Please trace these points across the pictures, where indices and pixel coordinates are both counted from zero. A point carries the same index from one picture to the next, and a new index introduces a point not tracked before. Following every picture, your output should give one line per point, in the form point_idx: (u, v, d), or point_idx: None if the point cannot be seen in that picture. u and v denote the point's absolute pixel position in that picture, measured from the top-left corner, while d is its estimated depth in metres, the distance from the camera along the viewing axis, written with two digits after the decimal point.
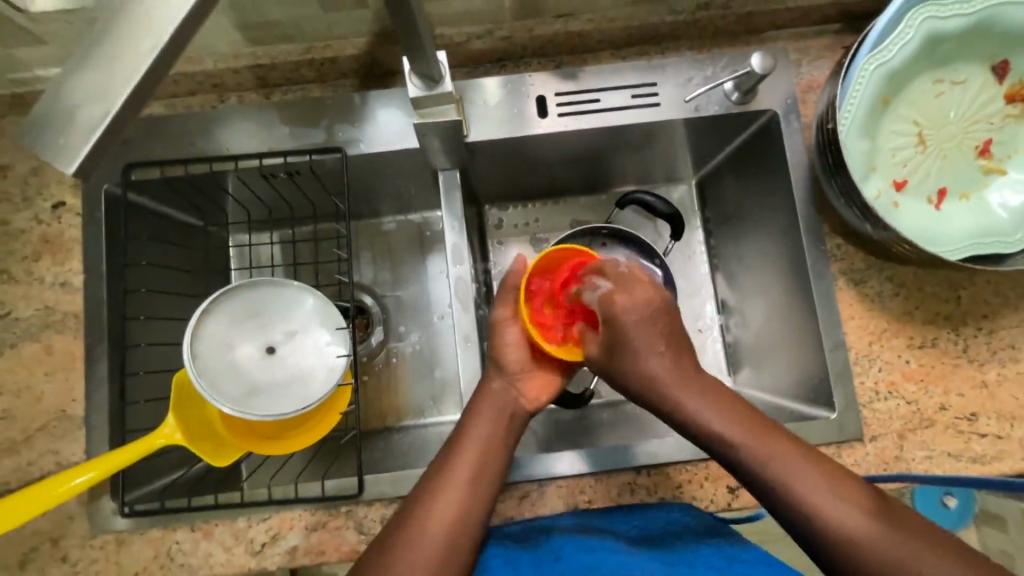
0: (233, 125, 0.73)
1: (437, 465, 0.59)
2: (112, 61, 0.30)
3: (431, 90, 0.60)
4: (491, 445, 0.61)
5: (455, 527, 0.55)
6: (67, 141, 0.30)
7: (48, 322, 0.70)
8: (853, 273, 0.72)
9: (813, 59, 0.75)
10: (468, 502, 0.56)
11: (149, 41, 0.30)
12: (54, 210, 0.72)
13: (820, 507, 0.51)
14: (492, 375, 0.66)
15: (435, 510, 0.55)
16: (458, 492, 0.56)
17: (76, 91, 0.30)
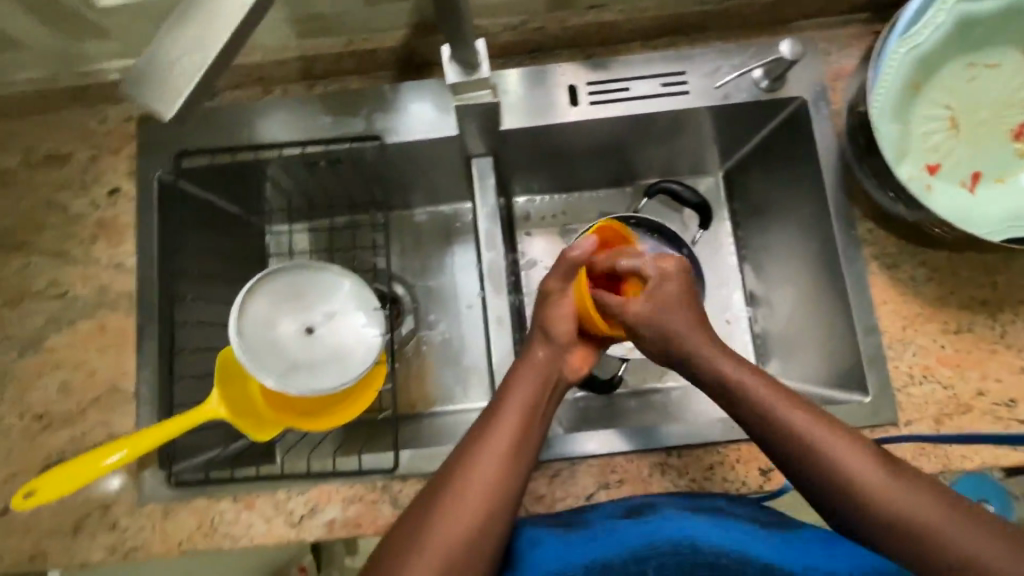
0: (277, 115, 0.76)
1: (477, 430, 0.60)
2: (207, 20, 0.33)
3: (470, 76, 0.63)
4: (528, 415, 0.61)
5: (493, 493, 0.56)
6: (167, 89, 0.33)
7: (103, 301, 0.74)
8: (885, 257, 0.71)
9: (842, 48, 0.75)
10: (505, 469, 0.57)
11: (238, 2, 0.33)
12: (110, 195, 0.76)
13: (883, 495, 0.52)
14: (536, 344, 0.66)
15: (474, 477, 0.56)
16: (495, 459, 0.57)
17: (174, 47, 0.33)
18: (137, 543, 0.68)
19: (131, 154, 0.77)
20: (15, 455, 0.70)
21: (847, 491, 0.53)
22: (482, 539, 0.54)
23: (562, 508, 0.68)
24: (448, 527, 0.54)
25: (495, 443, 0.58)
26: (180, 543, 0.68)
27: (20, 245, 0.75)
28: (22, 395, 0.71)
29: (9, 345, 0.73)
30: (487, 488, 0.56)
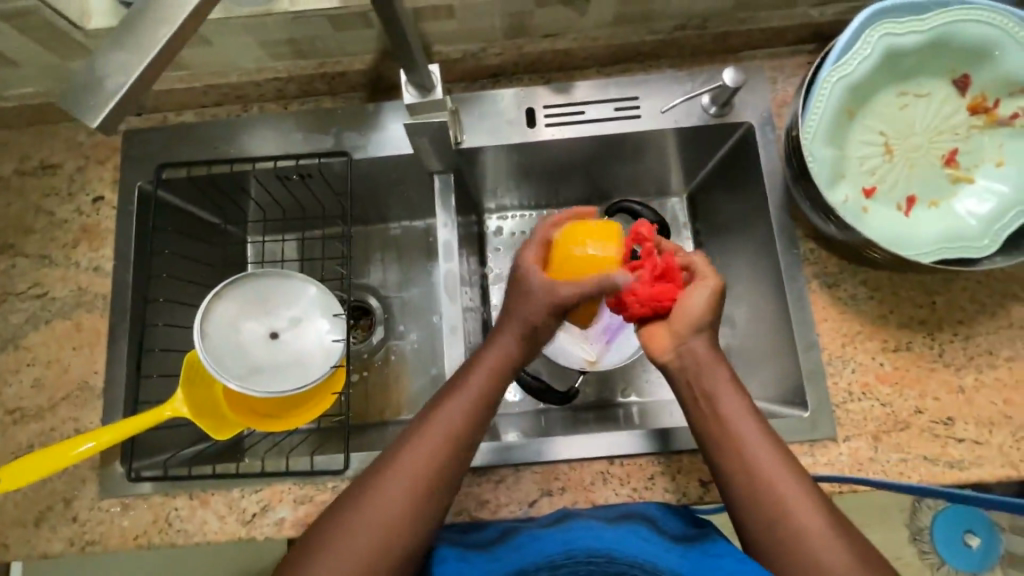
0: (252, 131, 0.81)
1: (422, 415, 0.64)
2: (135, 43, 0.37)
3: (425, 97, 0.67)
4: (482, 402, 0.64)
5: (429, 474, 0.60)
6: (97, 101, 0.37)
7: (80, 302, 0.77)
8: (827, 276, 0.74)
9: (788, 77, 0.79)
10: (446, 452, 0.61)
11: (164, 30, 0.37)
12: (93, 202, 0.80)
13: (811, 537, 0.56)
14: (506, 327, 0.67)
15: (414, 456, 0.60)
16: (441, 443, 0.61)
17: (107, 64, 0.37)
18: (95, 536, 0.71)
19: (115, 165, 0.82)
20: None
21: (784, 533, 0.56)
22: (410, 515, 0.59)
23: (506, 514, 0.69)
24: (381, 503, 0.58)
25: (439, 428, 0.62)
26: (136, 538, 0.70)
27: (7, 248, 0.79)
28: None
29: None
30: (425, 468, 0.60)
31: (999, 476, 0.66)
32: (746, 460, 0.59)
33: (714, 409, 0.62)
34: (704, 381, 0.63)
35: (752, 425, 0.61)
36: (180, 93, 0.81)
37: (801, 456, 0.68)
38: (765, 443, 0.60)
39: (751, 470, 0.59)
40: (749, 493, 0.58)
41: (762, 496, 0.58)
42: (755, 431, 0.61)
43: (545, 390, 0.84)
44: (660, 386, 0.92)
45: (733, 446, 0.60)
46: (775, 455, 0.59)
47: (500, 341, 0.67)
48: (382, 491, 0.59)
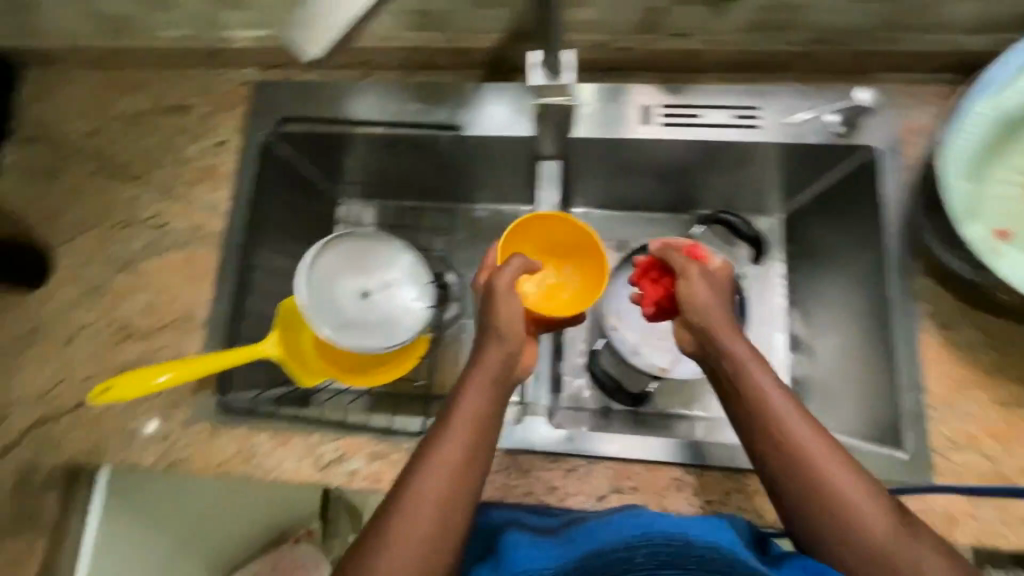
0: (372, 95, 0.84)
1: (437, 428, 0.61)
2: None
3: (553, 81, 0.67)
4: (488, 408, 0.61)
5: (457, 484, 0.58)
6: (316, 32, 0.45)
7: (194, 237, 0.82)
8: (941, 316, 0.70)
9: (922, 105, 0.76)
10: (469, 461, 0.59)
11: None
12: (218, 146, 0.85)
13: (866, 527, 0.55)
14: (491, 343, 0.62)
15: (442, 465, 0.58)
16: (458, 455, 0.59)
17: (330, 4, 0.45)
18: (181, 458, 0.75)
19: (241, 114, 0.86)
20: (97, 358, 0.79)
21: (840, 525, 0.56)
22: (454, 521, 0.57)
23: (573, 504, 0.69)
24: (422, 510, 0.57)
25: (457, 438, 0.59)
26: (219, 465, 0.74)
27: (136, 178, 0.85)
28: (112, 307, 0.81)
29: (110, 262, 0.82)
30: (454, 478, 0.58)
31: None
32: (797, 463, 0.57)
33: (761, 410, 0.59)
34: (745, 384, 0.60)
35: (803, 424, 0.58)
36: None
37: None
38: (813, 438, 0.58)
39: (802, 473, 0.57)
40: (799, 496, 0.57)
41: (813, 499, 0.57)
42: (810, 434, 0.58)
43: (615, 391, 0.88)
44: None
45: (784, 450, 0.58)
46: (827, 454, 0.58)
47: (488, 359, 0.62)
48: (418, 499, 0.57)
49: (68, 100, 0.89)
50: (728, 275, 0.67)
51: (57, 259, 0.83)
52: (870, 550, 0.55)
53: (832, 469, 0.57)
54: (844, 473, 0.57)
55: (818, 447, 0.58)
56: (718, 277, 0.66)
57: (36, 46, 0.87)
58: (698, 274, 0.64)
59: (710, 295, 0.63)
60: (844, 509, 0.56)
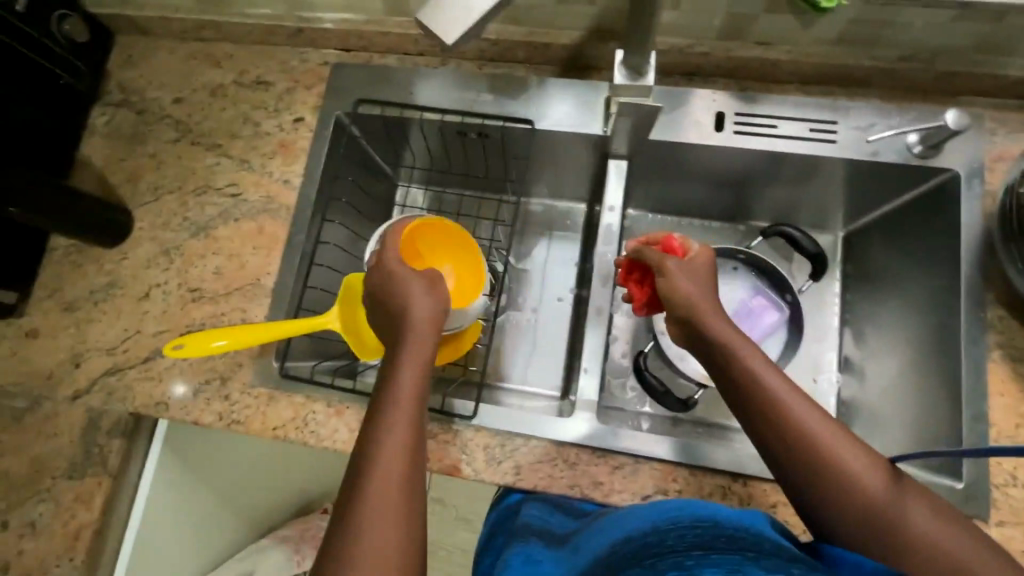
0: (448, 83, 0.86)
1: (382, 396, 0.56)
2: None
3: (634, 81, 0.67)
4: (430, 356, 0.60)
5: (406, 446, 0.53)
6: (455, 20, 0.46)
7: (266, 208, 0.85)
8: (1012, 349, 0.69)
9: (1010, 132, 0.74)
10: (415, 417, 0.55)
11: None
12: (295, 122, 0.88)
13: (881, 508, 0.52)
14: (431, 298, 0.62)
15: (392, 426, 0.54)
16: (411, 409, 0.55)
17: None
18: (240, 418, 0.78)
19: (319, 92, 0.89)
20: (167, 315, 0.83)
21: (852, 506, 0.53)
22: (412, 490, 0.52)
23: (615, 501, 0.70)
24: (376, 483, 0.51)
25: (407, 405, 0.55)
26: (274, 429, 0.77)
27: (215, 148, 0.89)
28: (185, 269, 0.84)
29: (186, 226, 0.86)
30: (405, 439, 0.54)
31: None
32: (802, 444, 0.55)
33: (758, 392, 0.58)
34: (736, 369, 0.59)
35: (801, 403, 0.57)
36: (393, 37, 0.87)
37: None
38: (813, 419, 0.56)
39: (810, 453, 0.55)
40: (809, 479, 0.54)
41: (820, 480, 0.54)
42: (811, 415, 0.56)
43: (665, 393, 0.83)
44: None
45: (788, 433, 0.56)
46: (831, 432, 0.55)
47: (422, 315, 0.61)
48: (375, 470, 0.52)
49: (158, 68, 0.93)
50: (707, 261, 0.69)
51: (137, 218, 0.87)
52: (890, 529, 0.52)
53: (840, 446, 0.54)
54: (852, 451, 0.54)
55: (821, 425, 0.55)
56: (701, 264, 0.68)
57: (133, 15, 0.91)
58: (676, 269, 0.66)
59: (693, 285, 0.65)
60: (858, 487, 0.53)
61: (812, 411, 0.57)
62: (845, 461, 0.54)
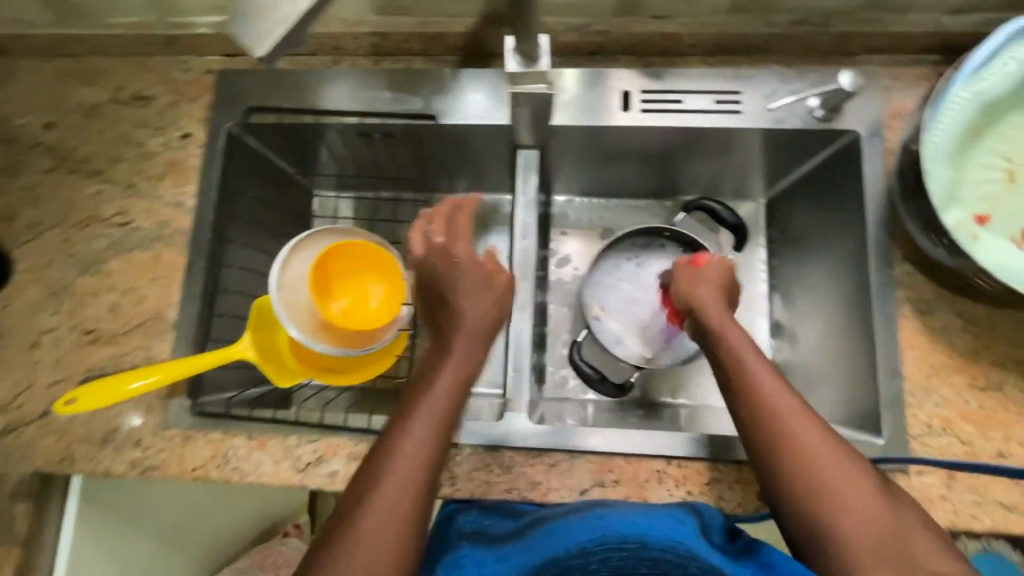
0: (344, 83, 0.81)
1: (394, 427, 0.59)
2: None
3: (529, 68, 0.64)
4: (471, 372, 0.62)
5: (424, 457, 0.57)
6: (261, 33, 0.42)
7: (160, 235, 0.79)
8: (920, 302, 0.70)
9: (905, 87, 0.75)
10: (437, 429, 0.58)
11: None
12: (181, 139, 0.81)
13: (867, 520, 0.54)
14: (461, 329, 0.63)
15: (413, 435, 0.58)
16: (434, 421, 0.59)
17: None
18: (155, 463, 0.73)
19: (205, 104, 0.82)
20: (63, 363, 0.76)
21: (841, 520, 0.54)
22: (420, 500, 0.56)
23: (554, 498, 0.69)
24: (388, 487, 0.55)
25: (418, 441, 0.58)
26: (194, 470, 0.73)
27: (97, 175, 0.81)
28: (77, 309, 0.78)
29: (73, 263, 0.79)
30: (423, 449, 0.57)
31: None
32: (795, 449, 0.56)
33: (757, 394, 0.60)
34: (743, 382, 0.61)
35: (800, 409, 0.59)
36: None
37: None
38: (816, 432, 0.57)
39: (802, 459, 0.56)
40: (801, 486, 0.56)
41: (814, 494, 0.55)
42: (811, 427, 0.57)
43: (600, 380, 0.84)
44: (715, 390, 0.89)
45: (780, 440, 0.57)
46: (827, 440, 0.57)
47: (455, 355, 0.62)
48: (388, 474, 0.56)
49: (20, 91, 0.84)
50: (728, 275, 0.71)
51: (16, 260, 0.79)
52: (870, 542, 0.53)
53: (832, 457, 0.56)
54: (844, 461, 0.56)
55: (817, 434, 0.57)
56: (711, 278, 0.69)
57: None
58: (697, 280, 0.69)
59: (710, 296, 0.68)
60: (844, 498, 0.54)
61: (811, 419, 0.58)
62: (838, 471, 0.55)
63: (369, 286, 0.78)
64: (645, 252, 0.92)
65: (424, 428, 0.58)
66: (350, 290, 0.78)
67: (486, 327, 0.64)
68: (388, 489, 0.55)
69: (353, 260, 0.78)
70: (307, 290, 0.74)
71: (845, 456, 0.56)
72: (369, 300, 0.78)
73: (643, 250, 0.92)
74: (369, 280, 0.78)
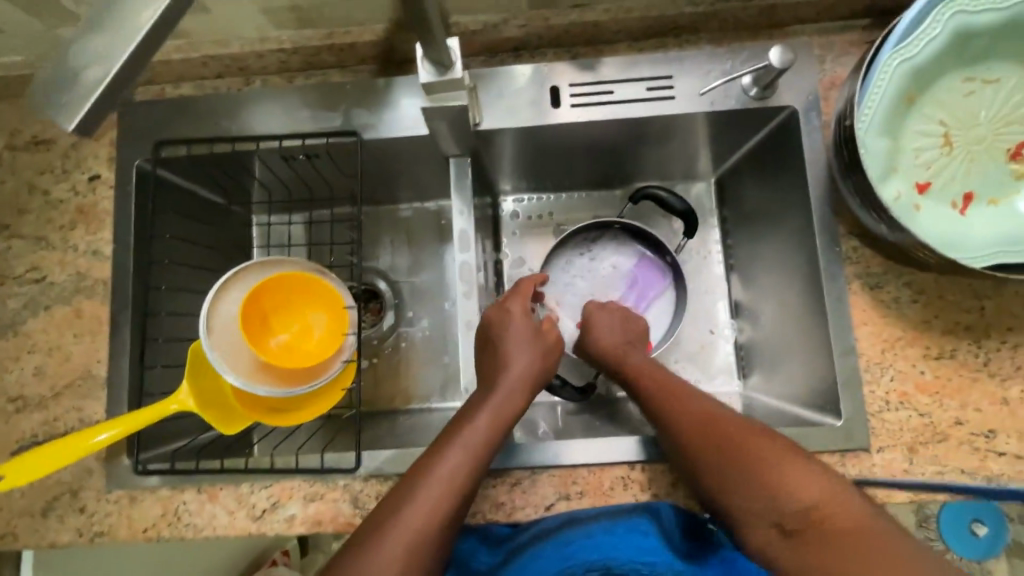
0: (258, 105, 0.76)
1: (428, 459, 0.61)
2: (116, 23, 0.33)
3: (443, 76, 0.60)
4: (507, 417, 0.65)
5: (459, 483, 0.59)
6: (70, 100, 0.33)
7: (79, 287, 0.74)
8: (869, 277, 0.69)
9: (838, 55, 0.73)
10: (474, 460, 0.61)
11: (148, 11, 0.33)
12: (90, 182, 0.76)
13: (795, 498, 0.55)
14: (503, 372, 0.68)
15: (450, 462, 0.60)
16: (471, 453, 0.61)
17: (83, 55, 0.33)
18: (103, 528, 0.70)
19: (110, 141, 0.77)
20: None
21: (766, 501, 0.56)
22: (446, 524, 0.57)
23: (521, 517, 0.67)
24: (417, 505, 0.57)
25: (452, 472, 0.59)
26: (145, 531, 0.69)
27: (2, 230, 0.76)
28: None
29: None
30: (457, 475, 0.59)
31: None
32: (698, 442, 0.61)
33: (662, 401, 0.66)
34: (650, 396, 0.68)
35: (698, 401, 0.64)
36: (177, 64, 0.75)
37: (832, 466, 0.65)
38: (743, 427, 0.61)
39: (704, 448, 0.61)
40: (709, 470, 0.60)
41: (737, 482, 0.58)
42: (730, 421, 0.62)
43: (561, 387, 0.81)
44: (687, 372, 0.86)
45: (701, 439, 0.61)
46: (723, 421, 0.62)
47: (494, 397, 0.66)
48: (421, 493, 0.58)
49: None
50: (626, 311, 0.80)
51: None
52: (779, 506, 0.55)
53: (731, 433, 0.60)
54: (742, 435, 0.60)
55: (716, 422, 0.62)
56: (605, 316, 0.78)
57: None
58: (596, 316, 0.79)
59: (610, 330, 0.77)
60: (748, 470, 0.58)
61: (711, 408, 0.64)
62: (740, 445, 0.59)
63: (309, 315, 0.75)
64: (599, 246, 0.89)
65: (458, 462, 0.60)
66: (289, 322, 0.75)
67: (531, 380, 0.69)
68: (417, 509, 0.57)
69: (290, 292, 0.74)
70: (239, 330, 0.70)
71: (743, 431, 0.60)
72: (311, 332, 0.75)
73: (597, 244, 0.89)
74: (309, 311, 0.75)
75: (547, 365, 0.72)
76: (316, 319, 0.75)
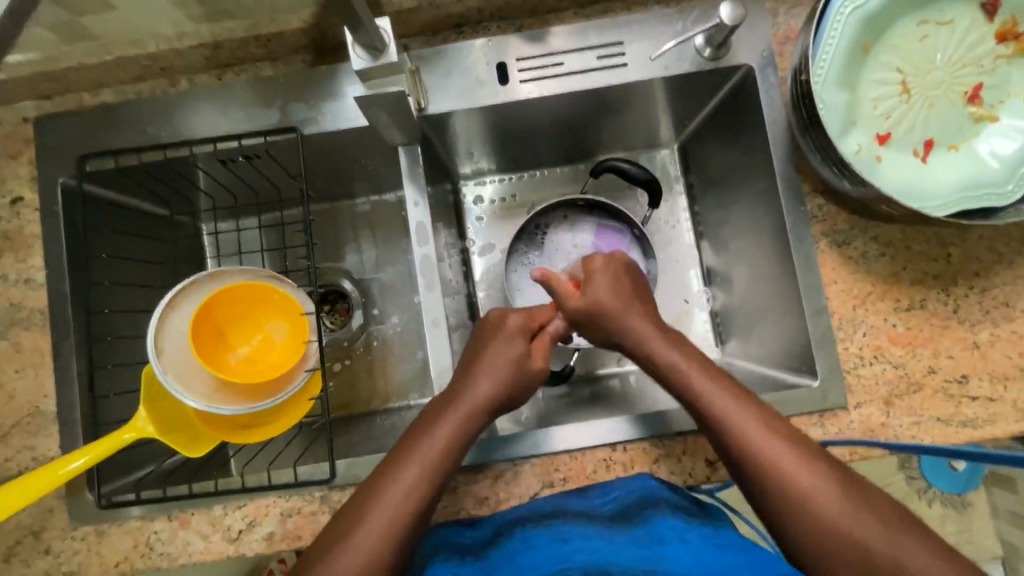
0: (186, 107, 0.71)
1: (403, 447, 0.59)
2: None
3: (377, 60, 0.56)
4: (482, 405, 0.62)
5: (415, 498, 0.56)
6: None
7: (15, 319, 0.69)
8: (836, 234, 0.68)
9: (790, 8, 0.70)
10: (434, 470, 0.57)
11: None
12: (11, 205, 0.71)
13: (802, 488, 0.53)
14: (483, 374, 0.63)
15: (401, 481, 0.56)
16: (433, 459, 0.58)
17: None
18: (73, 567, 0.67)
19: (30, 159, 0.71)
20: None
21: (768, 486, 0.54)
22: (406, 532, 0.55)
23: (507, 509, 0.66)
24: (380, 511, 0.55)
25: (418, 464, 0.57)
26: (117, 565, 0.66)
27: None
28: None
29: None
30: (411, 487, 0.56)
31: (1012, 433, 0.64)
32: (751, 461, 0.55)
33: (702, 399, 0.59)
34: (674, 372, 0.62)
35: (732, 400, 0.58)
36: (90, 69, 0.69)
37: (811, 427, 0.65)
38: (747, 413, 0.57)
39: (749, 468, 0.55)
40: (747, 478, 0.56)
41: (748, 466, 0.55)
42: (744, 412, 0.57)
43: None
44: None
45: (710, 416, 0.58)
46: (770, 434, 0.56)
47: (471, 396, 0.62)
48: (382, 502, 0.55)
49: None
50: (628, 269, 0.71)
51: None
52: (774, 499, 0.54)
53: (793, 463, 0.54)
54: (770, 438, 0.56)
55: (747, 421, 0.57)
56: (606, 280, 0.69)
57: None
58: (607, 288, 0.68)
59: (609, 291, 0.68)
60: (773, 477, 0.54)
61: (768, 430, 0.56)
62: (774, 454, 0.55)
63: (260, 335, 0.71)
64: (553, 228, 0.86)
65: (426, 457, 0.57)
66: (248, 336, 0.71)
67: (506, 385, 0.64)
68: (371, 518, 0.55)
69: (246, 305, 0.70)
70: (191, 349, 0.66)
71: (807, 465, 0.54)
72: (272, 343, 0.71)
73: (550, 227, 0.86)
74: (267, 322, 0.71)
75: (529, 363, 0.66)
76: (274, 333, 0.71)
